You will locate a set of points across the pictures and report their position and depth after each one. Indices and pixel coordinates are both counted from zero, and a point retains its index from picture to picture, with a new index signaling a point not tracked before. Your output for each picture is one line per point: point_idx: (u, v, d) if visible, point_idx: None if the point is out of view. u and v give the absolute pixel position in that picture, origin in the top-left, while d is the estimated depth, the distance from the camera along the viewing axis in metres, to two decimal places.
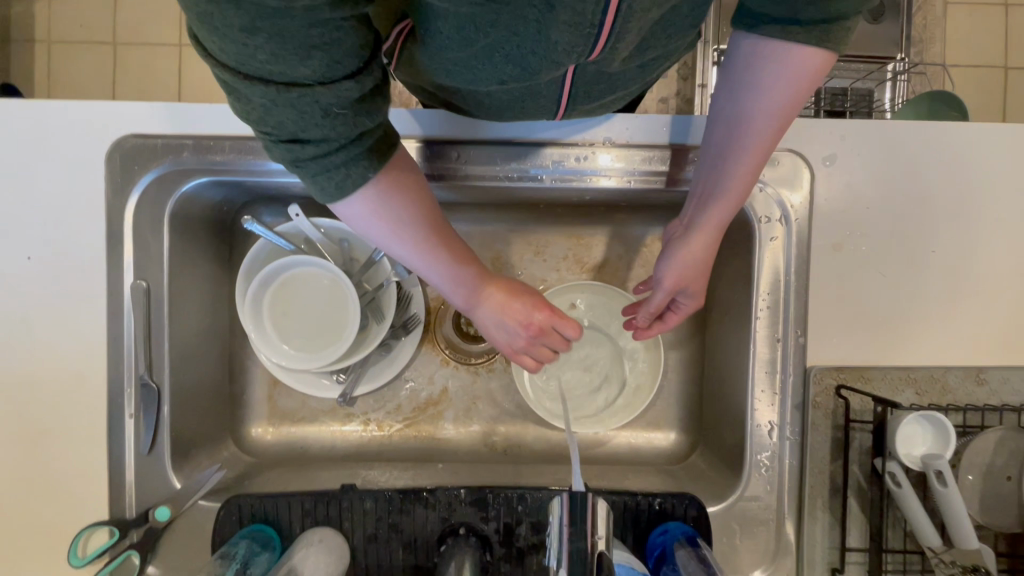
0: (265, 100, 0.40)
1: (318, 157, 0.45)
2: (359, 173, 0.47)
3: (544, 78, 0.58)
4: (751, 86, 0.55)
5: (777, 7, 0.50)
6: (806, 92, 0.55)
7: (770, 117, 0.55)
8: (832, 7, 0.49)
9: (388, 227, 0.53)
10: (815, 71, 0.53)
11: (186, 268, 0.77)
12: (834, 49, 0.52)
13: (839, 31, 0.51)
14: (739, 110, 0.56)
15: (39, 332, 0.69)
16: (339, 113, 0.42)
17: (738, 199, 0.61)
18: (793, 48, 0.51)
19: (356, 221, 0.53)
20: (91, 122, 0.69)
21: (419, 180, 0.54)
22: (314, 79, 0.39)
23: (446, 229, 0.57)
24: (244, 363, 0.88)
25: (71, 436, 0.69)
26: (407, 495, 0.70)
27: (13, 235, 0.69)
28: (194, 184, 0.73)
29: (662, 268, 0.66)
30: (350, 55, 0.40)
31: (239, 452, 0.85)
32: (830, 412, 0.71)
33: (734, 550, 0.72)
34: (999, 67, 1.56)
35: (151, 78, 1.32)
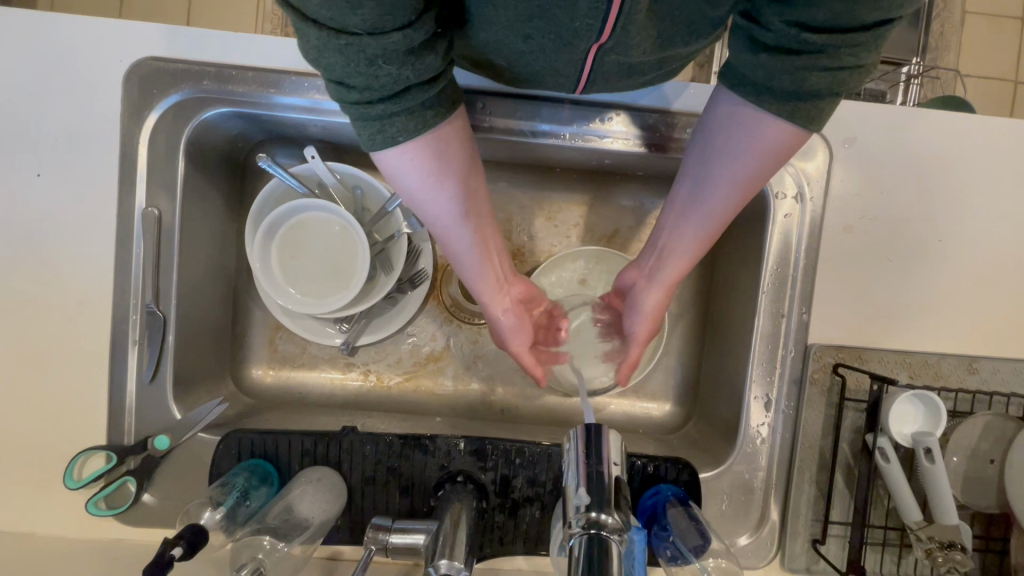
0: (316, 42, 0.38)
1: (360, 104, 0.44)
2: (393, 132, 0.46)
3: (563, 54, 0.55)
4: (719, 154, 0.55)
5: (753, 72, 0.49)
6: (774, 164, 0.56)
7: (727, 190, 0.57)
8: (806, 80, 0.46)
9: (417, 191, 0.53)
10: (788, 146, 0.53)
11: (198, 202, 0.75)
12: (805, 127, 0.50)
13: (811, 109, 0.49)
14: (706, 174, 0.57)
15: (46, 251, 0.68)
16: (384, 65, 0.41)
17: (691, 257, 0.64)
18: (767, 121, 0.51)
19: (388, 172, 0.53)
20: (110, 42, 0.68)
21: (467, 154, 0.53)
22: (366, 30, 0.38)
23: (476, 211, 0.57)
24: (248, 304, 0.87)
25: (74, 358, 0.69)
26: (408, 440, 0.71)
27: (22, 150, 0.68)
28: (211, 115, 0.70)
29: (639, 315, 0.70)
30: (404, 9, 0.37)
31: (237, 390, 0.85)
32: (826, 389, 0.73)
33: (721, 516, 0.74)
34: (1010, 80, 1.58)
35: (159, 10, 1.28)
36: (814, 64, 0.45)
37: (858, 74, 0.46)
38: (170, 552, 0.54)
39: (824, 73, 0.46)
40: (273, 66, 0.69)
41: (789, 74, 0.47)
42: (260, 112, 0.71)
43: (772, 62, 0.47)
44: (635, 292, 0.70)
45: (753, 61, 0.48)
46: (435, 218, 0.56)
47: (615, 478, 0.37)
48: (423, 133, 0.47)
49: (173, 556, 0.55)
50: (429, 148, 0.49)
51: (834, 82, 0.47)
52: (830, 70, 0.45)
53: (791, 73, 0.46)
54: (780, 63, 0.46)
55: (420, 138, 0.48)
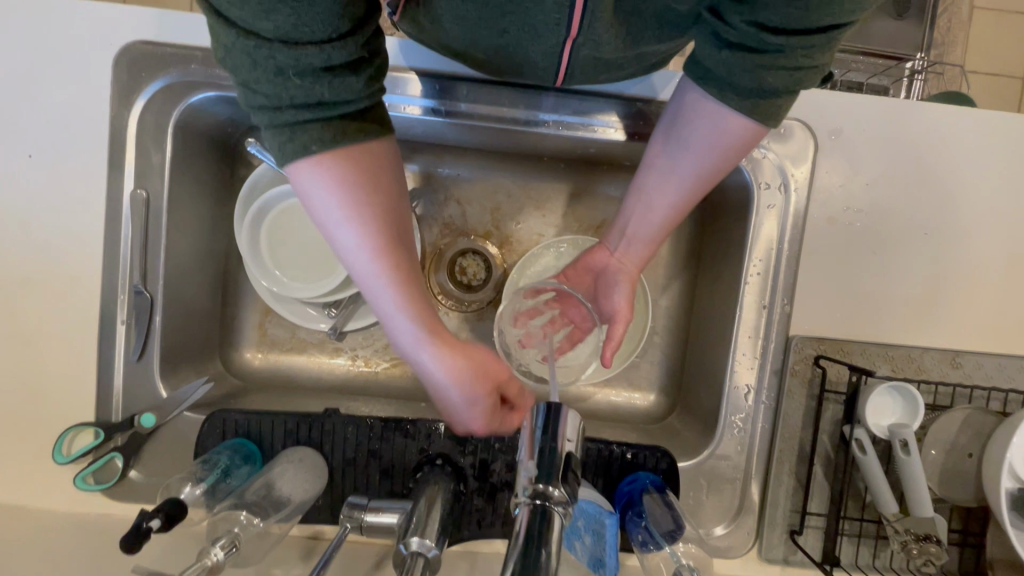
0: (226, 40, 0.40)
1: (267, 107, 0.44)
2: (303, 141, 0.44)
3: (537, 47, 0.56)
4: (685, 146, 0.58)
5: (716, 66, 0.51)
6: (737, 155, 0.58)
7: (694, 178, 0.60)
8: (764, 78, 0.49)
9: (332, 216, 0.48)
10: (748, 139, 0.56)
11: (187, 185, 0.76)
12: (763, 122, 0.53)
13: (770, 106, 0.52)
14: (671, 165, 0.60)
15: (38, 230, 0.70)
16: (294, 77, 0.42)
17: (653, 243, 0.66)
18: (728, 115, 0.54)
19: (305, 201, 0.49)
20: (101, 25, 0.69)
21: (387, 179, 0.49)
22: (276, 37, 0.39)
23: (401, 246, 0.50)
24: (238, 288, 0.88)
25: (64, 336, 0.70)
26: (388, 423, 0.72)
27: (15, 131, 0.69)
28: (200, 99, 0.71)
29: (614, 301, 0.69)
30: (320, 23, 0.39)
31: (226, 372, 0.86)
32: (806, 381, 0.73)
33: (699, 504, 0.74)
34: (1018, 78, 1.55)
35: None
36: (772, 62, 0.48)
37: (812, 73, 0.50)
38: (148, 524, 0.56)
39: (780, 73, 0.49)
40: None
41: (750, 71, 0.49)
42: None
43: (735, 58, 0.49)
44: (608, 279, 0.70)
45: (716, 56, 0.50)
46: (361, 252, 0.49)
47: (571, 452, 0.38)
48: (338, 145, 0.45)
49: (152, 528, 0.56)
50: (348, 158, 0.46)
51: (790, 81, 0.50)
52: (787, 69, 0.49)
53: (751, 70, 0.49)
54: (742, 60, 0.49)
55: (335, 148, 0.45)
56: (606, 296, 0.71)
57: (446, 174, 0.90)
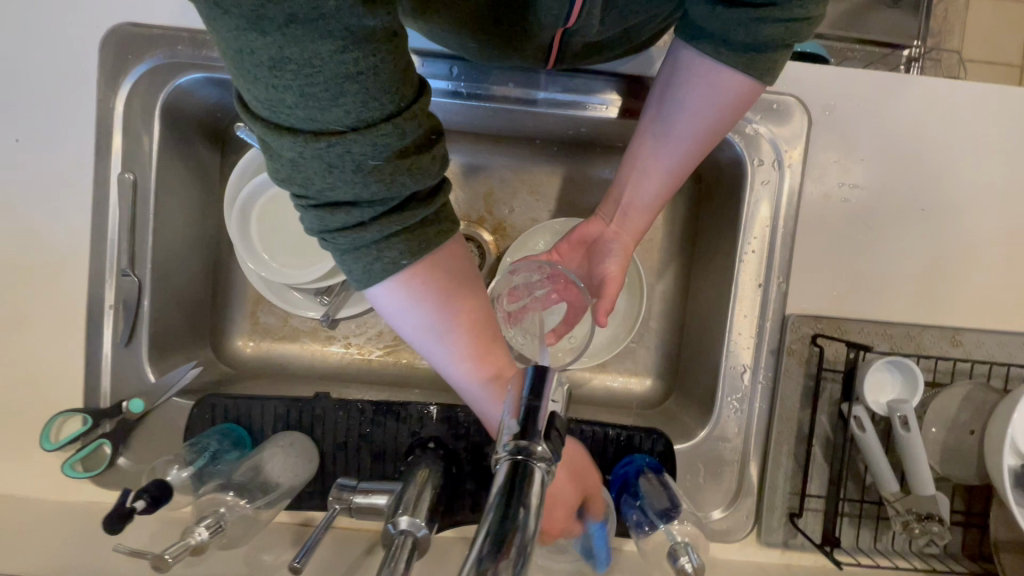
0: (293, 154, 0.37)
1: (346, 219, 0.41)
2: (392, 258, 0.43)
3: (533, 39, 0.62)
4: (681, 108, 0.60)
5: (711, 24, 0.53)
6: (733, 115, 0.59)
7: (691, 139, 0.61)
8: (760, 32, 0.51)
9: (426, 329, 0.49)
10: (744, 98, 0.57)
11: (177, 170, 0.76)
12: (759, 78, 0.55)
13: (767, 62, 0.53)
14: (668, 127, 0.61)
15: (26, 216, 0.69)
16: (373, 166, 0.38)
17: (650, 209, 0.68)
18: (724, 71, 0.55)
19: (390, 314, 0.49)
20: (89, 9, 0.68)
21: (470, 276, 0.50)
22: (349, 128, 0.36)
23: (492, 340, 0.51)
24: (229, 277, 0.87)
25: (53, 322, 0.70)
26: (379, 407, 0.71)
27: (3, 116, 0.69)
28: (187, 81, 0.70)
29: (606, 267, 0.70)
30: (383, 93, 0.36)
31: (218, 360, 0.85)
32: (804, 360, 0.72)
33: (696, 487, 0.73)
34: (1017, 66, 1.54)
35: None
36: (768, 16, 0.49)
37: (807, 25, 0.51)
38: (131, 504, 0.55)
39: (776, 25, 0.50)
40: None
41: (745, 27, 0.51)
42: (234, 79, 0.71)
43: (730, 13, 0.51)
44: (602, 247, 0.71)
45: (711, 14, 0.52)
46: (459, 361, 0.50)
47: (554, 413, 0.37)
48: (423, 253, 0.44)
49: (136, 509, 0.56)
50: (434, 269, 0.46)
51: (787, 35, 0.51)
52: (783, 22, 0.50)
53: (746, 26, 0.51)
54: (736, 16, 0.51)
55: (420, 259, 0.45)
56: (599, 262, 0.71)
57: None
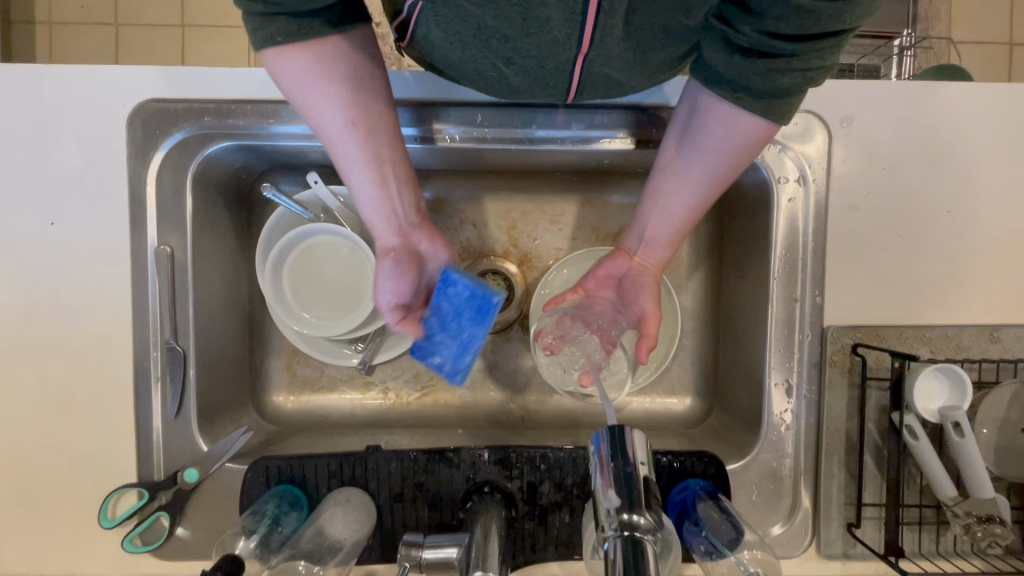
0: None
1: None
2: (271, 33, 0.48)
3: (548, 70, 0.59)
4: (702, 148, 0.61)
5: (727, 71, 0.54)
6: (749, 154, 0.61)
7: (711, 175, 0.63)
8: (777, 80, 0.52)
9: (309, 83, 0.52)
10: (761, 137, 0.59)
11: (209, 236, 0.76)
12: (775, 121, 0.57)
13: (782, 106, 0.55)
14: (689, 165, 0.63)
15: (66, 297, 0.70)
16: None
17: (673, 239, 0.70)
18: (741, 117, 0.57)
19: (282, 86, 0.54)
20: (110, 88, 0.69)
21: (358, 64, 0.54)
22: None
23: (376, 125, 0.56)
24: (264, 334, 0.88)
25: (101, 400, 0.70)
26: (431, 455, 0.71)
27: (35, 201, 0.69)
28: (215, 149, 0.71)
29: (641, 302, 0.72)
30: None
31: (261, 418, 0.86)
32: (846, 370, 0.72)
33: (753, 506, 0.73)
34: (1004, 43, 1.56)
35: (219, 56, 1.43)
36: (786, 65, 0.51)
37: (821, 72, 0.52)
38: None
39: (793, 74, 0.51)
40: (270, 98, 0.70)
41: (761, 74, 0.52)
42: (261, 143, 0.72)
43: (746, 63, 0.52)
44: (630, 283, 0.73)
45: (728, 62, 0.53)
46: (335, 124, 0.55)
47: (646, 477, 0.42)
48: (306, 37, 0.49)
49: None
50: (324, 48, 0.51)
51: (802, 81, 0.53)
52: (800, 70, 0.51)
53: (763, 74, 0.52)
54: (753, 65, 0.52)
55: (303, 42, 0.50)
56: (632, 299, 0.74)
57: (458, 198, 0.91)
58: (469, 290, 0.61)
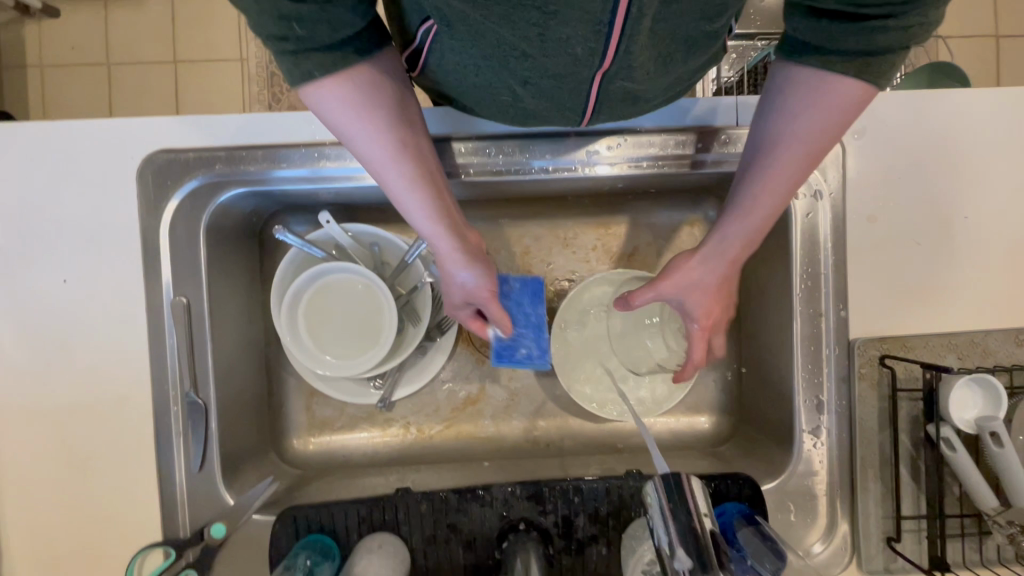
0: None
1: (270, 44, 0.43)
2: (308, 69, 0.45)
3: (567, 86, 0.59)
4: (784, 119, 0.54)
5: (812, 39, 0.49)
6: (839, 127, 0.54)
7: (797, 150, 0.55)
8: (875, 41, 0.47)
9: (356, 112, 0.49)
10: (853, 106, 0.52)
11: (223, 283, 0.75)
12: (869, 83, 0.50)
13: (882, 65, 0.49)
14: (767, 136, 0.56)
15: (82, 355, 0.69)
16: (298, 27, 0.42)
17: (753, 230, 0.60)
18: (832, 78, 0.50)
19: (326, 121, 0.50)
20: (118, 141, 0.68)
21: (393, 87, 0.52)
22: None
23: (420, 148, 0.54)
24: (281, 376, 0.86)
25: (122, 457, 0.69)
26: (463, 494, 0.70)
27: (46, 259, 0.68)
28: (228, 196, 0.71)
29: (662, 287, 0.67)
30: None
31: (283, 462, 0.84)
32: (875, 383, 0.72)
33: (790, 526, 0.72)
34: (992, 35, 1.56)
35: (213, 90, 1.42)
36: (884, 26, 0.46)
37: (924, 28, 0.47)
38: None
39: (893, 34, 0.46)
40: (281, 141, 0.69)
41: (855, 37, 0.46)
42: (273, 187, 0.71)
43: (838, 28, 0.47)
44: (676, 264, 0.66)
45: (813, 29, 0.48)
46: (389, 150, 0.52)
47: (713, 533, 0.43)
48: (345, 68, 0.46)
49: None
50: (365, 76, 0.48)
51: (903, 39, 0.47)
52: (901, 29, 0.46)
53: (858, 36, 0.46)
54: (847, 28, 0.46)
55: (344, 73, 0.46)
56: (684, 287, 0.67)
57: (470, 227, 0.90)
58: (521, 282, 0.73)
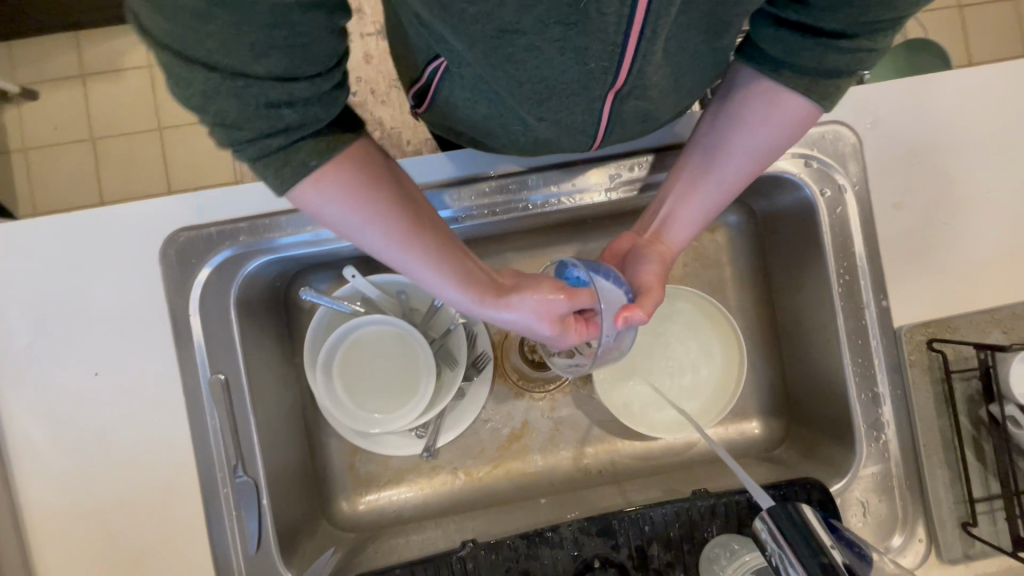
0: (205, 87, 0.36)
1: (256, 141, 0.41)
2: (303, 160, 0.44)
3: (578, 110, 0.54)
4: (733, 123, 0.59)
5: (772, 48, 0.54)
6: (790, 137, 0.60)
7: (743, 157, 0.60)
8: (826, 59, 0.52)
9: (353, 223, 0.50)
10: (802, 120, 0.58)
11: (256, 352, 0.74)
12: (821, 102, 0.55)
13: (830, 86, 0.54)
14: (720, 141, 0.61)
15: (121, 447, 0.66)
16: (287, 110, 0.40)
17: (691, 232, 0.66)
18: (783, 91, 0.56)
19: (323, 223, 0.50)
20: (137, 224, 0.67)
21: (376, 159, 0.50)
22: (266, 75, 0.37)
23: (421, 225, 0.53)
24: (321, 437, 0.84)
25: (176, 549, 0.66)
26: (531, 539, 0.68)
27: (75, 352, 0.66)
28: (253, 266, 0.70)
29: (642, 274, 0.63)
30: (314, 62, 0.38)
31: (334, 527, 0.81)
32: (927, 368, 0.71)
33: (865, 524, 0.71)
34: (953, 6, 1.58)
35: (200, 152, 1.40)
36: (838, 44, 0.51)
37: (872, 54, 0.52)
38: None
39: (844, 54, 0.51)
40: None
41: (811, 50, 0.52)
42: (298, 251, 0.71)
43: (797, 42, 0.52)
44: (635, 256, 0.65)
45: (772, 38, 0.53)
46: (389, 248, 0.52)
47: (845, 565, 0.49)
48: (334, 153, 0.45)
49: None
50: (337, 176, 0.46)
51: (853, 61, 0.52)
52: (851, 50, 0.51)
53: (811, 50, 0.52)
54: (803, 41, 0.51)
55: (333, 159, 0.45)
56: (636, 269, 0.64)
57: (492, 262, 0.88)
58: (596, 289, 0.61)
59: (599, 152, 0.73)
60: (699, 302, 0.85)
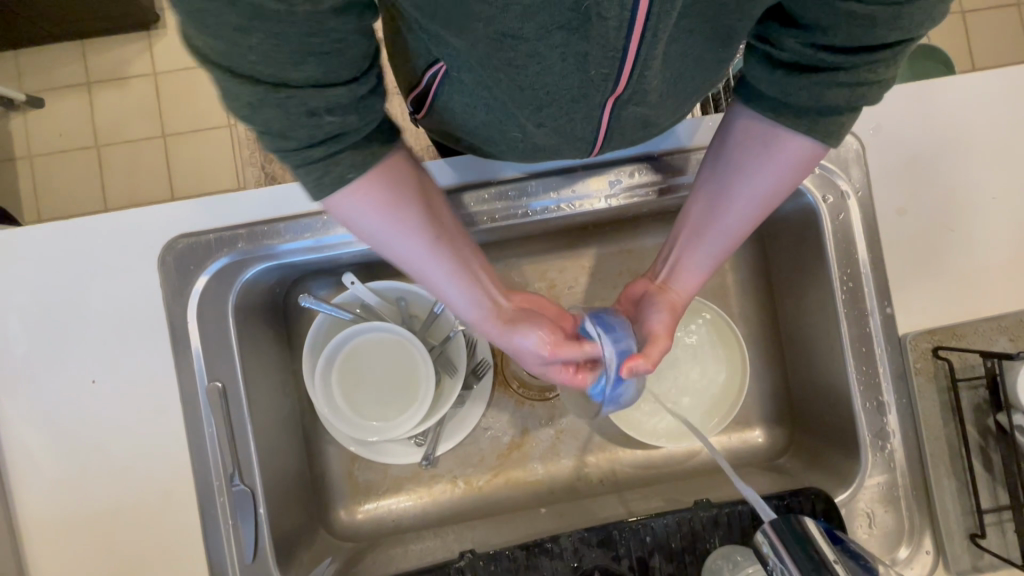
0: (251, 99, 0.37)
1: (298, 151, 0.41)
2: (341, 172, 0.44)
3: (576, 118, 0.54)
4: (734, 168, 0.59)
5: (770, 87, 0.52)
6: (796, 177, 0.58)
7: (747, 204, 0.60)
8: (824, 96, 0.50)
9: (388, 228, 0.50)
10: (806, 160, 0.56)
11: (254, 360, 0.73)
12: (823, 141, 0.53)
13: (831, 124, 0.52)
14: (724, 187, 0.60)
15: (118, 455, 0.66)
16: (329, 117, 0.40)
17: (701, 277, 0.66)
18: (782, 134, 0.54)
19: (353, 224, 0.50)
20: (136, 231, 0.67)
21: (420, 178, 0.54)
22: (306, 83, 0.37)
23: (448, 237, 0.56)
24: (320, 444, 0.83)
25: (171, 558, 0.65)
26: (531, 549, 0.67)
27: (73, 359, 0.66)
28: (251, 273, 0.70)
29: (649, 323, 0.64)
30: (351, 66, 0.38)
31: (332, 536, 0.80)
32: (932, 376, 0.70)
33: (871, 536, 0.69)
34: (954, 14, 1.58)
35: (204, 159, 1.41)
36: (835, 78, 0.48)
37: (878, 88, 0.49)
38: None
39: (841, 89, 0.49)
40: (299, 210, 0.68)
41: (807, 89, 0.50)
42: (297, 258, 0.70)
43: (791, 79, 0.50)
44: (646, 304, 0.66)
45: (768, 78, 0.52)
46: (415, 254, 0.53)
47: None
48: (375, 164, 0.46)
49: None
50: (380, 181, 0.48)
51: (854, 97, 0.49)
52: (850, 85, 0.49)
53: (806, 89, 0.50)
54: (796, 79, 0.50)
55: (383, 165, 0.47)
56: (643, 317, 0.65)
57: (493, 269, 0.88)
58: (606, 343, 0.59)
59: (597, 159, 0.73)
60: (700, 310, 0.85)
